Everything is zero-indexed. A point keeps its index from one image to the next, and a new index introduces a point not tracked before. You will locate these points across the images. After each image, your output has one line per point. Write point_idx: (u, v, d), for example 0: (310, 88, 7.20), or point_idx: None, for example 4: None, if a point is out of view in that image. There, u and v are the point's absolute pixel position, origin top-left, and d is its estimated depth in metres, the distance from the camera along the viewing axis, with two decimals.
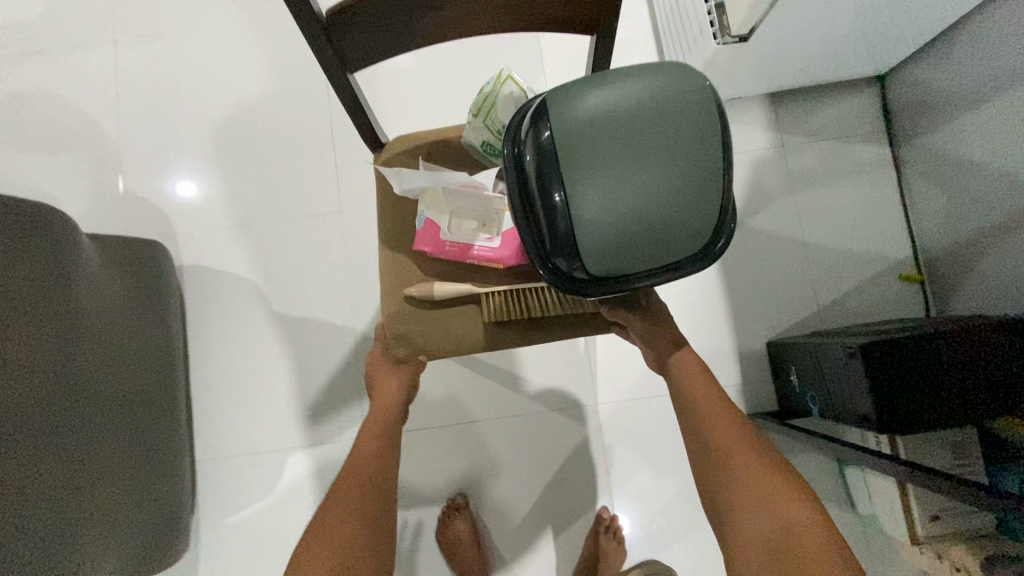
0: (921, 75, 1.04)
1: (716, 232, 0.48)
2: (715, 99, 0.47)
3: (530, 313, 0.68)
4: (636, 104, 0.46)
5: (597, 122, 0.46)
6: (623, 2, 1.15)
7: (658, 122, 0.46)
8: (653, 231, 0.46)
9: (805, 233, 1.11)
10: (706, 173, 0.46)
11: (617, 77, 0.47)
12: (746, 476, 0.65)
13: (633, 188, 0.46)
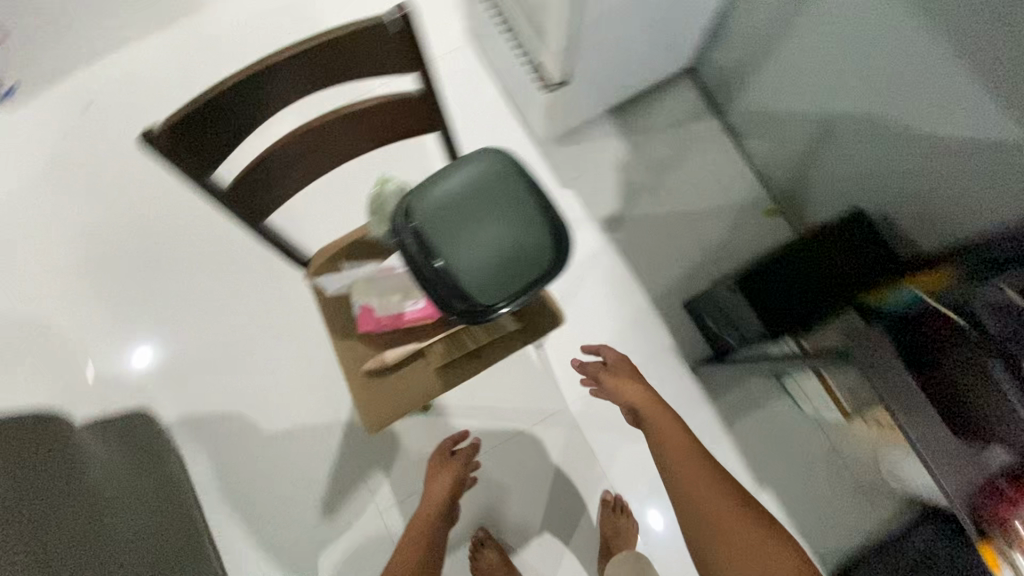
0: (716, 57, 1.29)
1: (556, 240, 0.65)
2: (514, 161, 0.67)
3: (471, 349, 0.84)
4: (464, 185, 0.66)
5: (443, 205, 0.65)
6: (469, 78, 1.38)
7: (482, 191, 0.66)
8: (511, 259, 0.64)
9: (680, 205, 1.32)
10: (528, 208, 0.65)
11: (445, 172, 0.67)
12: (716, 510, 0.77)
13: (488, 237, 0.64)
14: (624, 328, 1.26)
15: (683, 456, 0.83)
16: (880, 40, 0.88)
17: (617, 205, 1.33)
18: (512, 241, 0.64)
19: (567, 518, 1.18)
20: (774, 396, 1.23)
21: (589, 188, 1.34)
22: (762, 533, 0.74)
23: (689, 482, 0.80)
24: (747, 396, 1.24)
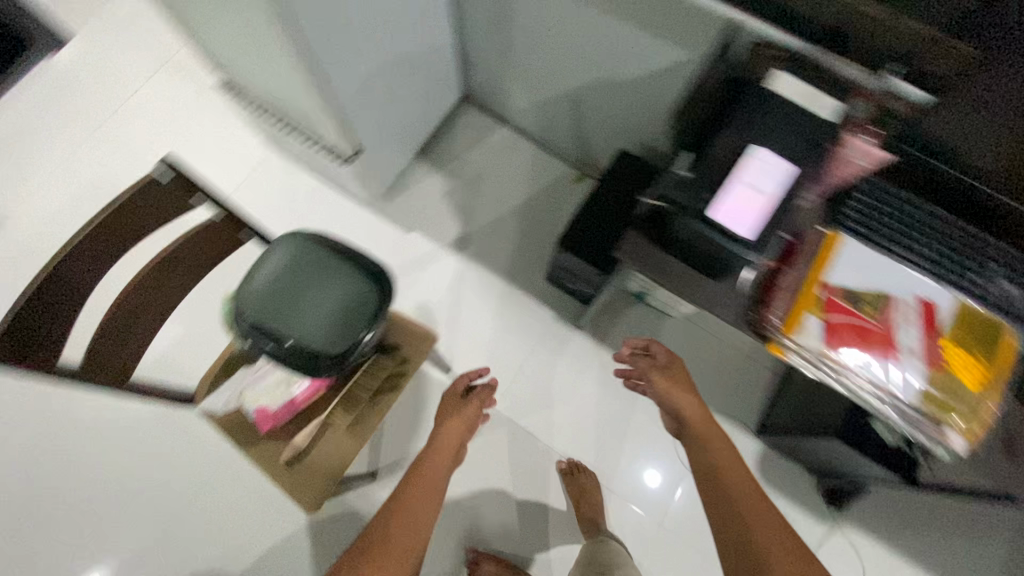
0: (477, 80, 1.50)
1: (370, 274, 0.79)
2: (304, 236, 0.80)
3: (365, 399, 0.95)
4: (275, 274, 0.77)
5: (268, 298, 0.76)
6: (286, 180, 1.50)
7: (293, 271, 0.78)
8: (344, 308, 0.77)
9: (508, 205, 1.51)
10: (336, 264, 0.79)
11: (254, 273, 0.78)
12: (756, 510, 0.78)
13: (315, 300, 0.77)
14: (510, 320, 1.43)
15: (733, 466, 0.85)
16: (567, 31, 1.10)
17: (458, 228, 1.49)
18: (335, 293, 0.78)
19: (539, 494, 1.35)
20: (648, 318, 1.44)
21: (430, 222, 1.50)
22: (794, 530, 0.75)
23: (735, 486, 0.82)
24: (630, 323, 1.45)
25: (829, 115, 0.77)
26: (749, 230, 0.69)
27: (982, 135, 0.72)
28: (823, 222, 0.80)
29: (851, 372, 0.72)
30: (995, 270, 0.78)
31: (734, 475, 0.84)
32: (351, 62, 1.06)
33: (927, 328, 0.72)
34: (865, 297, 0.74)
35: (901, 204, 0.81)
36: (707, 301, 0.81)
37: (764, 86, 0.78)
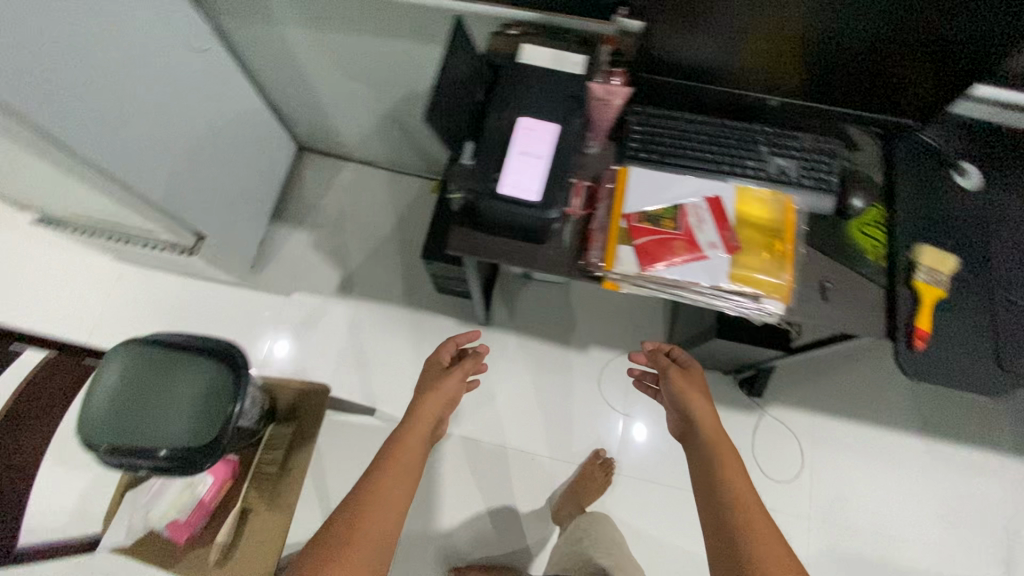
0: (306, 129, 1.52)
1: (216, 350, 0.80)
2: (129, 345, 0.79)
3: (275, 472, 0.95)
4: (115, 393, 0.77)
5: (119, 418, 0.75)
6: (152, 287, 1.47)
7: (133, 381, 0.77)
8: (203, 391, 0.78)
9: (379, 235, 1.54)
10: (175, 356, 0.79)
11: (92, 401, 0.76)
12: (757, 532, 0.73)
13: (170, 396, 0.77)
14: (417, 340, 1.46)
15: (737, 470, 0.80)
16: (355, 56, 1.15)
17: (339, 273, 1.51)
18: (187, 382, 0.78)
19: (500, 489, 1.38)
20: (543, 291, 1.51)
21: (309, 278, 1.50)
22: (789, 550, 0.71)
23: (740, 497, 0.76)
24: (528, 303, 1.51)
25: (579, 70, 0.83)
26: (534, 193, 0.75)
27: (706, 39, 0.79)
28: (614, 162, 0.90)
29: (670, 281, 0.79)
30: (762, 148, 0.88)
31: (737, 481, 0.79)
32: (153, 155, 1.06)
33: (719, 220, 0.81)
34: (661, 212, 0.82)
35: (670, 121, 0.90)
36: (540, 263, 0.86)
37: (517, 60, 0.83)
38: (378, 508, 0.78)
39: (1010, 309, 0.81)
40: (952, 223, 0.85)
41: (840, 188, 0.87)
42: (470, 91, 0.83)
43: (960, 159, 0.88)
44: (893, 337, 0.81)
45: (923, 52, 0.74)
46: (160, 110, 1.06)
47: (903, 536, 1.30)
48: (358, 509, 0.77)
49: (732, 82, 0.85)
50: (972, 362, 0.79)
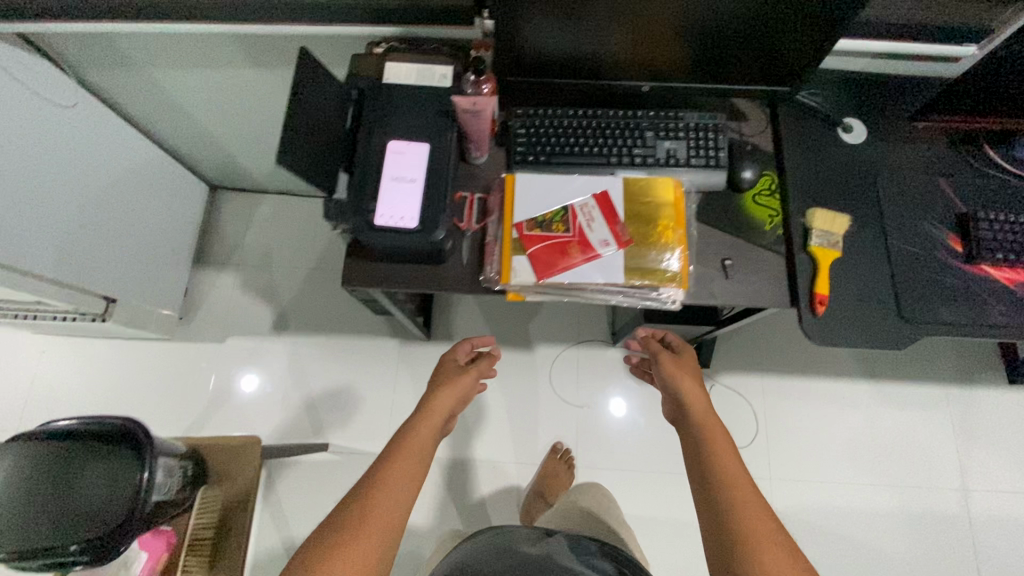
0: (213, 170, 1.47)
1: (112, 430, 0.77)
2: (16, 443, 0.76)
3: (211, 538, 0.93)
4: (10, 494, 0.74)
5: (18, 521, 0.72)
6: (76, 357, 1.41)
7: (28, 480, 0.74)
8: (105, 475, 0.75)
9: (308, 265, 1.50)
10: (69, 447, 0.76)
11: None
12: (752, 514, 0.64)
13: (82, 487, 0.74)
14: (361, 367, 1.43)
15: (727, 450, 0.71)
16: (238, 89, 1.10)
17: (272, 311, 1.47)
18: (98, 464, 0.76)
19: (467, 501, 1.37)
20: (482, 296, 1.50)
21: (242, 322, 1.46)
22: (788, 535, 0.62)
23: (733, 477, 0.68)
24: (469, 312, 1.49)
25: (446, 82, 0.81)
26: (413, 219, 0.73)
27: (574, 28, 0.76)
28: (504, 171, 0.88)
29: (567, 284, 0.78)
30: (648, 134, 0.87)
31: (726, 461, 0.70)
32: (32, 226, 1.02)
33: (609, 217, 0.80)
34: (551, 217, 0.80)
35: (553, 120, 0.88)
36: (440, 284, 0.84)
37: (383, 82, 0.80)
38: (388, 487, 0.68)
39: (906, 258, 0.82)
40: (841, 181, 0.86)
41: (729, 162, 0.86)
42: (336, 119, 0.78)
43: (842, 116, 0.89)
44: (796, 304, 0.81)
45: (779, 15, 0.73)
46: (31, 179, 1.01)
47: (862, 480, 1.33)
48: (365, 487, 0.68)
49: (605, 72, 0.83)
50: (875, 317, 0.79)
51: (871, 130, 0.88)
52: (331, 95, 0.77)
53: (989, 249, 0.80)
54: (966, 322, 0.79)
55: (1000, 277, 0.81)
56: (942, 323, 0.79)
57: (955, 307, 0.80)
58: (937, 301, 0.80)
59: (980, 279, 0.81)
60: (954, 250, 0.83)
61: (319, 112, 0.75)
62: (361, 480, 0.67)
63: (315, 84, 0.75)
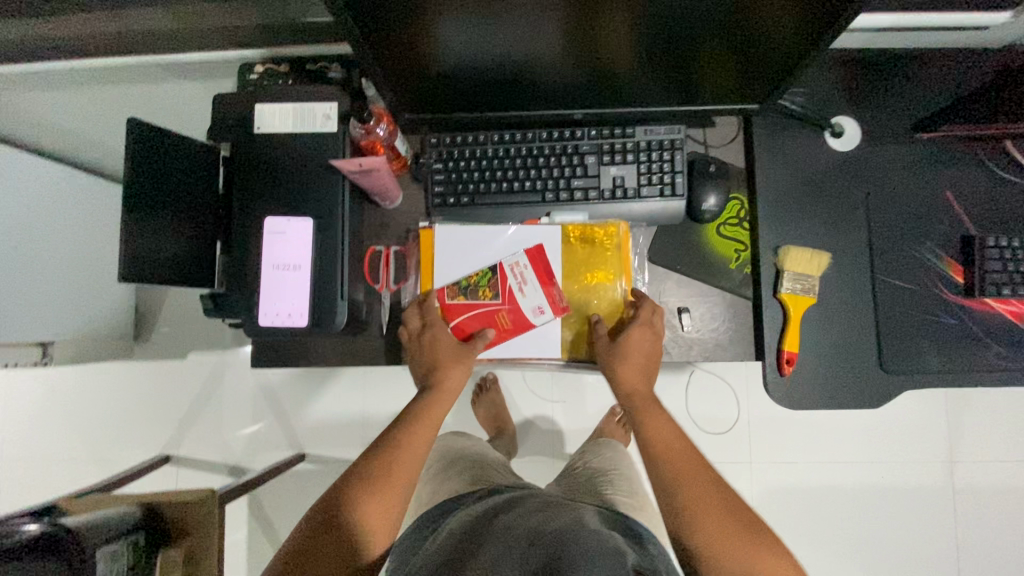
0: None
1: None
2: None
3: None
4: None
5: None
6: (22, 391, 1.30)
7: None
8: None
9: None
10: None
11: None
12: (713, 506, 0.58)
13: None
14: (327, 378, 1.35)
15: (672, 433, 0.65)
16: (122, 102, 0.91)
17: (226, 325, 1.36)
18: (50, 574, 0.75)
19: None
20: None
21: (208, 335, 1.30)
22: (739, 517, 0.58)
23: (684, 464, 0.62)
24: None
25: (331, 125, 0.65)
26: (301, 316, 0.63)
27: (499, 36, 0.56)
28: (424, 217, 0.75)
29: (498, 359, 0.72)
30: (590, 160, 0.72)
31: (668, 450, 0.63)
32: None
33: (543, 278, 0.71)
34: (477, 280, 0.72)
35: (475, 149, 0.73)
36: (362, 358, 0.74)
37: (255, 132, 0.65)
38: (394, 486, 0.62)
39: (894, 298, 0.70)
40: (824, 202, 0.71)
41: (686, 190, 0.72)
42: (202, 193, 0.66)
43: (832, 117, 0.72)
44: (761, 358, 0.72)
45: (770, 8, 0.53)
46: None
47: (905, 462, 1.12)
48: (373, 489, 0.61)
49: (541, 93, 0.66)
50: (851, 370, 0.70)
51: (866, 132, 0.71)
52: (192, 160, 0.64)
53: (995, 283, 0.68)
54: (959, 368, 0.70)
55: (1005, 313, 0.70)
56: (930, 372, 0.70)
57: (947, 353, 0.70)
58: (925, 346, 0.70)
59: (979, 316, 0.70)
60: (954, 282, 0.70)
61: (181, 195, 0.63)
62: (354, 478, 0.62)
63: (168, 162, 0.62)
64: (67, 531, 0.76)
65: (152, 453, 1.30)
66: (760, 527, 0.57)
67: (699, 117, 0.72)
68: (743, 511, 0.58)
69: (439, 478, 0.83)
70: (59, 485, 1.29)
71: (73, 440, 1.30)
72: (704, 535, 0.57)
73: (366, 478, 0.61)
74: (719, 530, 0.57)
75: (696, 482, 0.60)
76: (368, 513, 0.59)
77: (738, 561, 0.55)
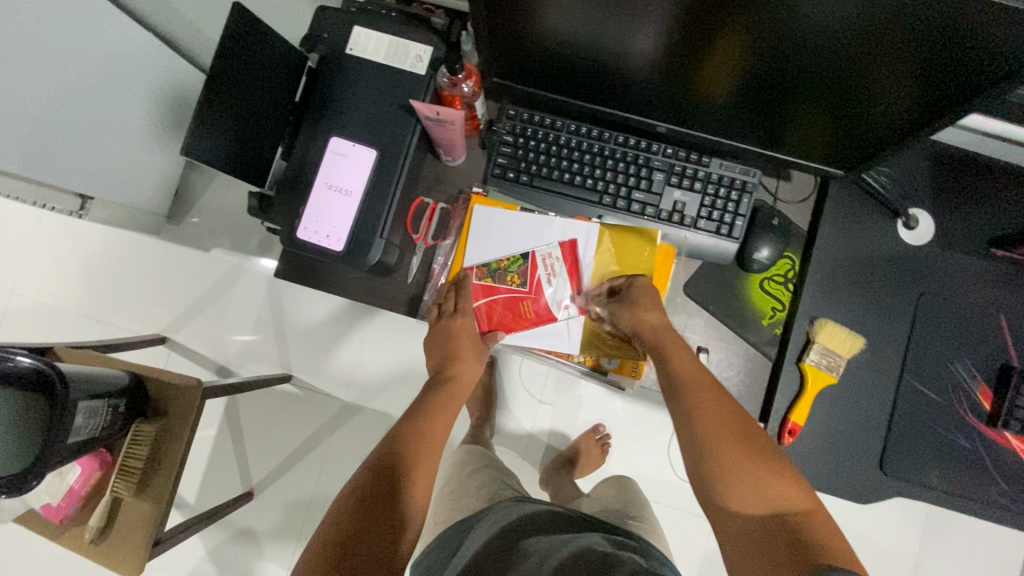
0: None
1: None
2: None
3: (143, 465, 0.94)
4: None
5: None
6: (53, 233, 1.33)
7: None
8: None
9: None
10: None
11: None
12: (720, 431, 0.57)
13: (24, 429, 0.79)
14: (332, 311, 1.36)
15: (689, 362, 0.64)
16: None
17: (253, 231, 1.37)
18: (35, 410, 0.79)
19: None
20: None
21: (235, 235, 1.31)
22: (748, 442, 0.56)
23: (697, 388, 0.61)
24: None
25: (421, 67, 0.66)
26: (338, 240, 0.63)
27: (611, 27, 0.54)
28: (479, 183, 0.76)
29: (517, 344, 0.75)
30: (658, 176, 0.72)
31: (697, 384, 0.61)
32: (27, 131, 0.86)
33: (572, 274, 0.74)
34: (507, 265, 0.73)
35: (548, 132, 0.72)
36: (384, 301, 0.75)
37: (347, 53, 0.66)
38: (422, 471, 0.61)
39: (915, 402, 0.69)
40: (875, 287, 0.70)
41: (744, 235, 0.71)
42: (280, 97, 0.67)
43: (909, 206, 0.70)
44: (763, 421, 0.71)
45: (883, 78, 0.51)
46: (27, 72, 0.81)
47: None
48: (401, 461, 0.61)
49: (628, 97, 0.65)
50: (847, 462, 0.69)
51: (938, 231, 0.69)
52: (279, 61, 0.65)
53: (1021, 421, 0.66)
54: (958, 494, 0.68)
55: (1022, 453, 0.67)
56: (929, 487, 0.68)
57: (952, 474, 0.68)
58: (931, 461, 0.68)
59: (994, 448, 0.68)
60: (980, 407, 0.68)
61: (263, 95, 0.65)
62: (377, 454, 0.62)
63: (260, 58, 0.63)
64: (61, 377, 0.80)
65: (152, 329, 1.32)
66: (769, 455, 0.55)
67: (777, 167, 0.71)
68: (754, 437, 0.56)
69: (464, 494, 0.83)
70: (59, 332, 1.33)
71: (87, 295, 1.33)
72: (718, 469, 0.55)
73: (390, 458, 0.61)
74: (740, 468, 0.54)
75: (705, 411, 0.59)
76: (404, 492, 0.58)
77: (756, 496, 0.53)
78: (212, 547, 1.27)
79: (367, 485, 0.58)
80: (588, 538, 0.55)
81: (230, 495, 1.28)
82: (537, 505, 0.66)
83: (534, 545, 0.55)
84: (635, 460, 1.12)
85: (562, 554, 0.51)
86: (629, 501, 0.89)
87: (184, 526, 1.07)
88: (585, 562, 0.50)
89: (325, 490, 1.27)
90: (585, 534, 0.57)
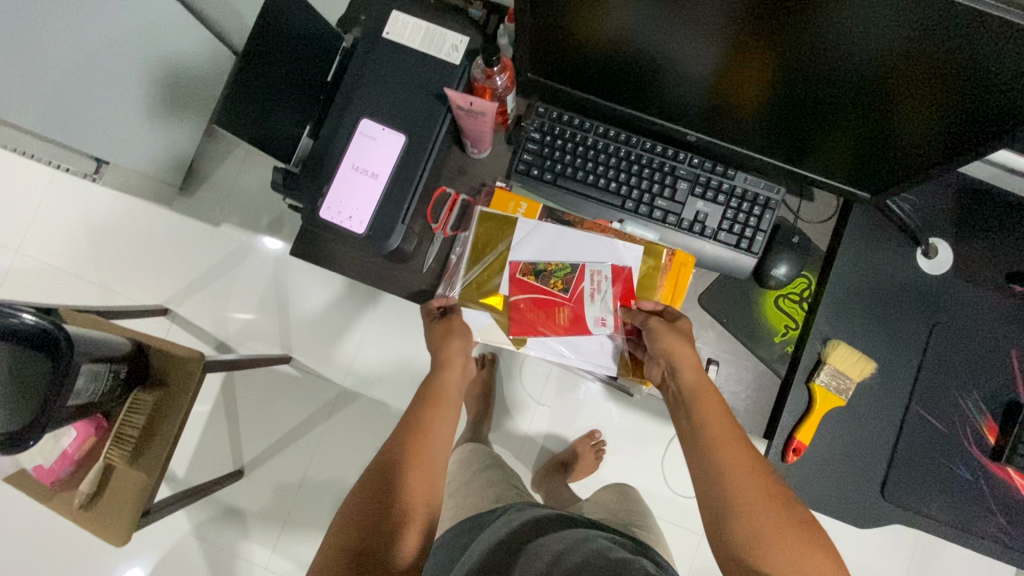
0: None
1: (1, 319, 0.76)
2: None
3: (139, 434, 0.94)
4: None
5: None
6: (65, 192, 1.33)
7: None
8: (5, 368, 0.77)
9: None
10: None
11: None
12: (756, 496, 0.54)
13: (29, 386, 0.78)
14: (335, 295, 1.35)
15: (720, 415, 0.60)
16: None
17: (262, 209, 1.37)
18: (42, 367, 0.79)
19: None
20: None
21: (246, 211, 1.30)
22: (790, 508, 0.54)
23: (729, 446, 0.57)
24: None
25: (455, 57, 0.66)
26: (360, 223, 0.63)
27: (649, 37, 0.54)
28: (502, 178, 0.76)
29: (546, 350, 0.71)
30: (682, 185, 0.72)
31: (717, 439, 0.58)
32: (49, 87, 0.85)
33: (617, 294, 0.71)
34: (553, 269, 0.71)
35: (577, 133, 0.72)
36: (398, 287, 0.75)
37: (382, 36, 0.66)
38: (422, 465, 0.60)
39: (920, 430, 0.69)
40: (890, 313, 0.70)
41: (763, 250, 0.72)
42: (313, 76, 0.67)
43: (929, 235, 0.70)
44: (768, 438, 0.71)
45: (915, 111, 0.52)
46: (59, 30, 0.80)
47: None
48: (403, 459, 0.59)
49: (657, 105, 0.66)
50: (848, 484, 0.70)
51: (956, 262, 0.69)
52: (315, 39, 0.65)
53: None
54: (956, 525, 0.68)
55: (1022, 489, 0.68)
56: (927, 517, 0.68)
57: (952, 506, 0.68)
58: (932, 490, 0.68)
59: (995, 482, 0.68)
60: (985, 440, 0.68)
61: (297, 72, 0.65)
62: (380, 456, 0.60)
63: None
64: (66, 337, 0.79)
65: (156, 298, 1.32)
66: (814, 527, 0.53)
67: (800, 186, 0.72)
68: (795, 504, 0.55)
69: (462, 489, 0.82)
70: (62, 294, 1.32)
71: (93, 258, 1.32)
72: (749, 528, 0.52)
73: (392, 458, 0.60)
74: (773, 532, 0.52)
75: (741, 476, 0.55)
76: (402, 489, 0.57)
77: (791, 571, 0.51)
78: (198, 523, 1.26)
79: (371, 488, 0.58)
80: (599, 542, 0.54)
81: (221, 471, 1.27)
82: (545, 509, 0.65)
83: (544, 546, 0.54)
84: (630, 468, 1.11)
85: (575, 557, 0.50)
86: (633, 509, 0.89)
87: (172, 499, 1.06)
88: (599, 563, 0.49)
89: (316, 474, 1.26)
90: (596, 536, 0.56)
